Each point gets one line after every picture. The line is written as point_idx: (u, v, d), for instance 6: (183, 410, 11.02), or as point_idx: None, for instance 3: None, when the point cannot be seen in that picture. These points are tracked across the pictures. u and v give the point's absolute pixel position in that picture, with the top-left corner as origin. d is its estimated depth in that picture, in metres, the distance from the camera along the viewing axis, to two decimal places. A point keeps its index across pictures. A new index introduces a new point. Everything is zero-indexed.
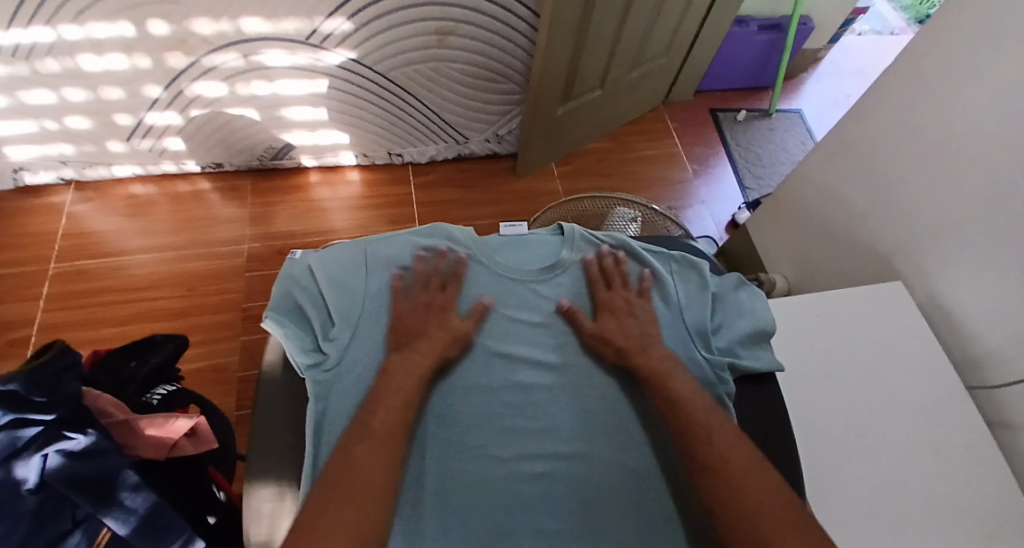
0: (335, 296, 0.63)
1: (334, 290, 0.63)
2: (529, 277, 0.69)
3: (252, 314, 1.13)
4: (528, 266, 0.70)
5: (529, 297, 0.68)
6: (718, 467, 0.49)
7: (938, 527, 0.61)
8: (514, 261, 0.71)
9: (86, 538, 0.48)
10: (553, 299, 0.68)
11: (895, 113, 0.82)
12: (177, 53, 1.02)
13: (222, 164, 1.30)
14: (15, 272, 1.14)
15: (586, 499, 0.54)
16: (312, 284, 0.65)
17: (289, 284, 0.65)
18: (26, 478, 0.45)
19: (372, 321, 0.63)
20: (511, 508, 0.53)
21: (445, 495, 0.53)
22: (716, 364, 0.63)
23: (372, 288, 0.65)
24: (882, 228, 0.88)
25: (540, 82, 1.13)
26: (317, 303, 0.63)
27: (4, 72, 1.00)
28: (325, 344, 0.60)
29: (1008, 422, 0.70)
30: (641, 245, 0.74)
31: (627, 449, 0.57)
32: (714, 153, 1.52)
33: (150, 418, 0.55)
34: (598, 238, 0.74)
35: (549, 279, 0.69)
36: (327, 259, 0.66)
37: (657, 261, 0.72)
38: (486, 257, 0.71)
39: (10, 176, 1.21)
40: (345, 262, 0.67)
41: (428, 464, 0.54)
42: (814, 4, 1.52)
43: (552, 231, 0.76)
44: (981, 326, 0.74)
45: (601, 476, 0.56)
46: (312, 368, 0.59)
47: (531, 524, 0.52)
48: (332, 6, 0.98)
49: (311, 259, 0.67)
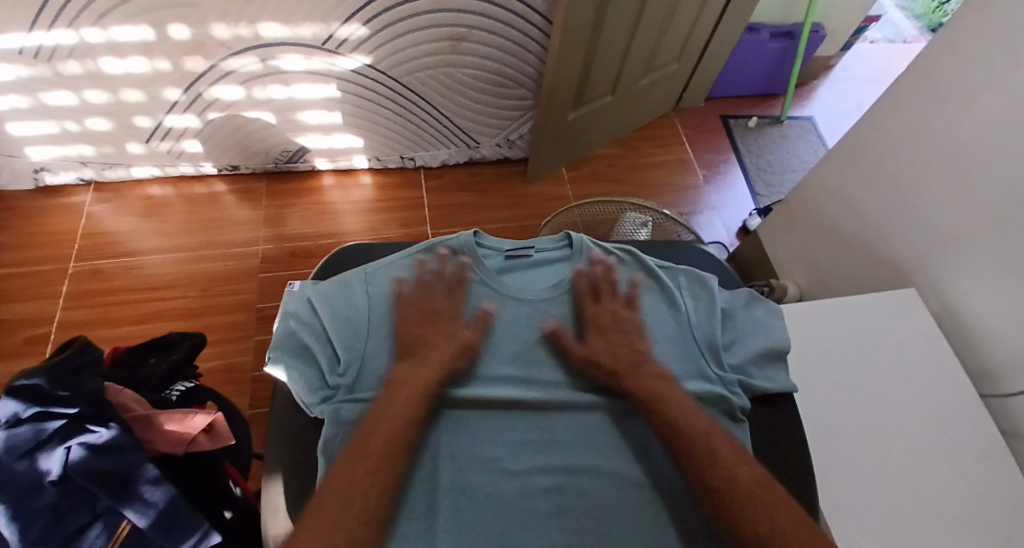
0: (337, 328, 0.58)
1: (336, 322, 0.58)
2: (540, 298, 0.64)
3: (265, 314, 1.14)
4: (536, 287, 0.65)
5: (538, 319, 0.63)
6: (726, 494, 0.46)
7: (951, 536, 0.61)
8: (524, 283, 0.65)
9: (105, 532, 0.48)
10: (566, 319, 0.63)
11: (908, 120, 0.82)
12: (196, 57, 1.04)
13: (237, 166, 1.32)
14: (34, 270, 1.16)
15: (603, 512, 0.51)
16: (314, 318, 0.59)
17: (287, 322, 0.60)
18: (49, 470, 0.47)
19: (378, 350, 0.58)
20: (525, 521, 0.50)
21: (456, 506, 0.50)
22: (727, 380, 0.60)
23: (377, 315, 0.60)
24: (896, 236, 0.87)
25: (551, 88, 1.14)
26: (323, 339, 0.58)
27: (28, 74, 1.02)
28: (331, 378, 0.56)
29: (1023, 432, 0.69)
30: (654, 259, 0.68)
31: (646, 461, 0.55)
32: (724, 160, 1.52)
33: (169, 413, 0.56)
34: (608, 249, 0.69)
35: (561, 299, 0.64)
36: (325, 292, 0.61)
37: (666, 275, 0.67)
38: (495, 280, 0.65)
39: (31, 175, 1.23)
40: (335, 288, 0.61)
41: (433, 475, 0.52)
42: (827, 11, 1.52)
43: (558, 241, 0.70)
44: (997, 336, 0.73)
45: (618, 489, 0.53)
46: (323, 406, 0.54)
47: (542, 539, 0.49)
48: (348, 11, 1.00)
49: (309, 290, 0.62)
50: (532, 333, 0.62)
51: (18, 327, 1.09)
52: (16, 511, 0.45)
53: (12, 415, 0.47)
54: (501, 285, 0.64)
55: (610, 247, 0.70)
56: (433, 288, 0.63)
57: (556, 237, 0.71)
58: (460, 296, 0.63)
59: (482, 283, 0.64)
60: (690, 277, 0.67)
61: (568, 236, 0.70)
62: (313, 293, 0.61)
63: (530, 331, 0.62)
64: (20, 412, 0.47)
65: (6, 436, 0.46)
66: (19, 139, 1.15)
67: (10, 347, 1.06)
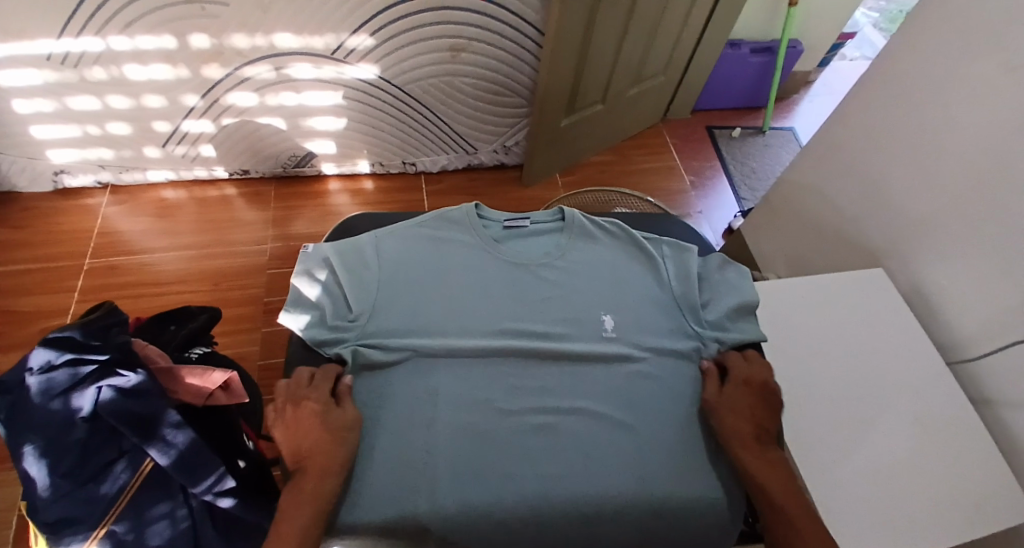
0: (352, 285, 0.64)
1: (349, 278, 0.64)
2: (535, 264, 0.69)
3: (272, 307, 1.19)
4: (532, 254, 0.70)
5: (532, 283, 0.68)
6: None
7: (923, 486, 0.64)
8: (521, 251, 0.71)
9: (130, 467, 0.55)
10: (559, 283, 0.68)
11: (870, 116, 0.89)
12: (213, 64, 1.12)
13: (248, 171, 1.39)
14: (49, 266, 1.21)
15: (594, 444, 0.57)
16: (329, 275, 0.65)
17: (303, 276, 0.65)
18: (81, 407, 0.52)
19: (388, 303, 0.64)
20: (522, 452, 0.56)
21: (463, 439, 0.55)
22: (704, 336, 0.66)
23: (386, 274, 0.65)
24: (866, 223, 0.93)
25: (545, 94, 1.22)
26: (337, 291, 0.64)
27: (55, 79, 1.10)
28: (343, 323, 0.62)
29: (990, 397, 0.74)
30: (641, 234, 0.73)
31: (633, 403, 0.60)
32: (710, 167, 1.60)
33: (191, 368, 0.62)
34: (598, 224, 0.74)
35: (554, 265, 0.70)
36: (342, 248, 0.67)
37: (651, 247, 0.72)
38: (494, 247, 0.70)
39: (50, 178, 1.30)
40: (351, 247, 0.67)
41: (437, 414, 0.57)
42: (802, 29, 1.63)
43: (553, 216, 0.75)
44: (961, 307, 0.78)
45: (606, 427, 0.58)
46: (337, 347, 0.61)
47: (537, 472, 0.54)
48: (357, 23, 1.08)
49: (324, 250, 0.67)
50: (529, 292, 0.67)
51: (34, 319, 1.13)
52: (51, 443, 0.51)
53: (47, 362, 0.53)
54: (500, 251, 0.70)
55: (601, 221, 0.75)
56: (438, 255, 0.68)
57: (551, 211, 0.76)
58: (461, 261, 0.68)
59: (482, 250, 0.70)
60: (677, 250, 0.72)
61: (560, 211, 0.75)
62: (330, 250, 0.66)
63: (528, 292, 0.67)
64: (52, 359, 0.53)
65: (43, 380, 0.52)
66: (42, 142, 1.22)
67: (25, 337, 1.10)
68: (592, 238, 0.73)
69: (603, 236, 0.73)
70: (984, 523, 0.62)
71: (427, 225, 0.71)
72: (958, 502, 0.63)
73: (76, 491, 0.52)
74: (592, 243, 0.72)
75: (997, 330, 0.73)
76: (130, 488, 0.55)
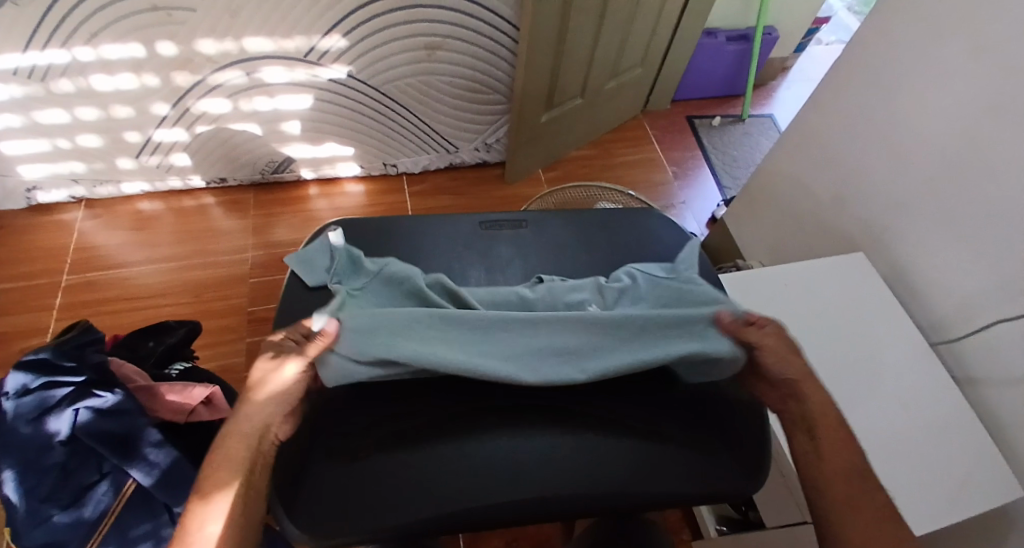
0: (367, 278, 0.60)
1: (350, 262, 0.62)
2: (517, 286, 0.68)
3: (255, 316, 1.18)
4: (512, 276, 0.69)
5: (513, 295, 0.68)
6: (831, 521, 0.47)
7: (917, 468, 0.63)
8: (504, 262, 0.70)
9: (112, 487, 0.56)
10: None
11: (842, 101, 0.90)
12: (184, 72, 1.10)
13: (225, 179, 1.37)
14: (23, 284, 1.19)
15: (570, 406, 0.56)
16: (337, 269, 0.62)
17: (284, 319, 0.62)
18: (58, 431, 0.54)
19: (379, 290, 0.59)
20: (518, 470, 0.51)
21: (467, 471, 0.50)
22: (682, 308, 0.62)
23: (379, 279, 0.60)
24: (841, 209, 0.95)
25: (524, 90, 1.22)
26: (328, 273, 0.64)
27: (21, 93, 1.07)
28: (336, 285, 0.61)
29: (970, 374, 0.75)
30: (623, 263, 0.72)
31: (617, 439, 0.54)
32: (692, 157, 1.61)
33: (170, 385, 0.66)
34: (576, 238, 0.74)
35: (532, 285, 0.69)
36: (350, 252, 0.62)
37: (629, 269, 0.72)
38: (473, 269, 0.69)
39: (23, 195, 1.27)
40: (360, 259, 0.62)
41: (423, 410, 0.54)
42: (777, 16, 1.64)
43: (521, 225, 0.74)
44: (937, 288, 0.79)
45: (590, 407, 0.56)
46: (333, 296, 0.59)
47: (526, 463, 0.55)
48: (329, 24, 1.07)
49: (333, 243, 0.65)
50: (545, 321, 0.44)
51: (11, 338, 1.11)
52: (28, 469, 0.53)
53: (23, 385, 0.56)
54: None
55: (583, 230, 0.75)
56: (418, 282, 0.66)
57: (519, 213, 0.76)
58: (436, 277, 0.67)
59: (465, 271, 0.68)
60: (642, 260, 0.73)
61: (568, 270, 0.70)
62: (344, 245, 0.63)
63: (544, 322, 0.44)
64: (28, 383, 0.56)
65: (15, 403, 0.55)
66: (11, 158, 1.19)
67: (2, 358, 1.08)
68: (571, 257, 0.72)
69: (580, 251, 0.73)
70: (974, 498, 0.62)
71: (394, 231, 0.71)
72: (950, 480, 0.63)
73: (57, 515, 0.53)
74: (568, 263, 0.71)
75: (974, 308, 0.75)
76: (112, 510, 0.56)
